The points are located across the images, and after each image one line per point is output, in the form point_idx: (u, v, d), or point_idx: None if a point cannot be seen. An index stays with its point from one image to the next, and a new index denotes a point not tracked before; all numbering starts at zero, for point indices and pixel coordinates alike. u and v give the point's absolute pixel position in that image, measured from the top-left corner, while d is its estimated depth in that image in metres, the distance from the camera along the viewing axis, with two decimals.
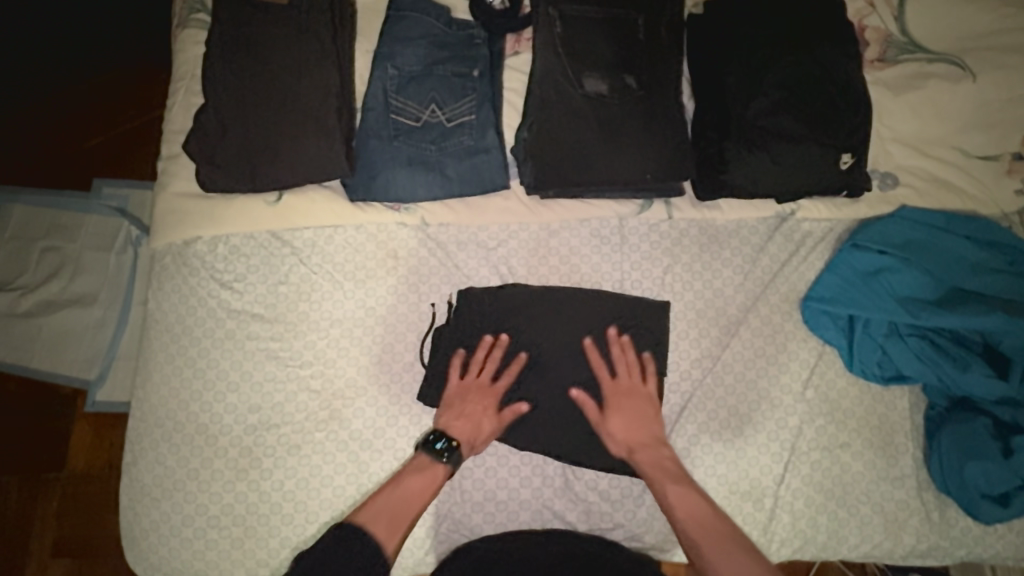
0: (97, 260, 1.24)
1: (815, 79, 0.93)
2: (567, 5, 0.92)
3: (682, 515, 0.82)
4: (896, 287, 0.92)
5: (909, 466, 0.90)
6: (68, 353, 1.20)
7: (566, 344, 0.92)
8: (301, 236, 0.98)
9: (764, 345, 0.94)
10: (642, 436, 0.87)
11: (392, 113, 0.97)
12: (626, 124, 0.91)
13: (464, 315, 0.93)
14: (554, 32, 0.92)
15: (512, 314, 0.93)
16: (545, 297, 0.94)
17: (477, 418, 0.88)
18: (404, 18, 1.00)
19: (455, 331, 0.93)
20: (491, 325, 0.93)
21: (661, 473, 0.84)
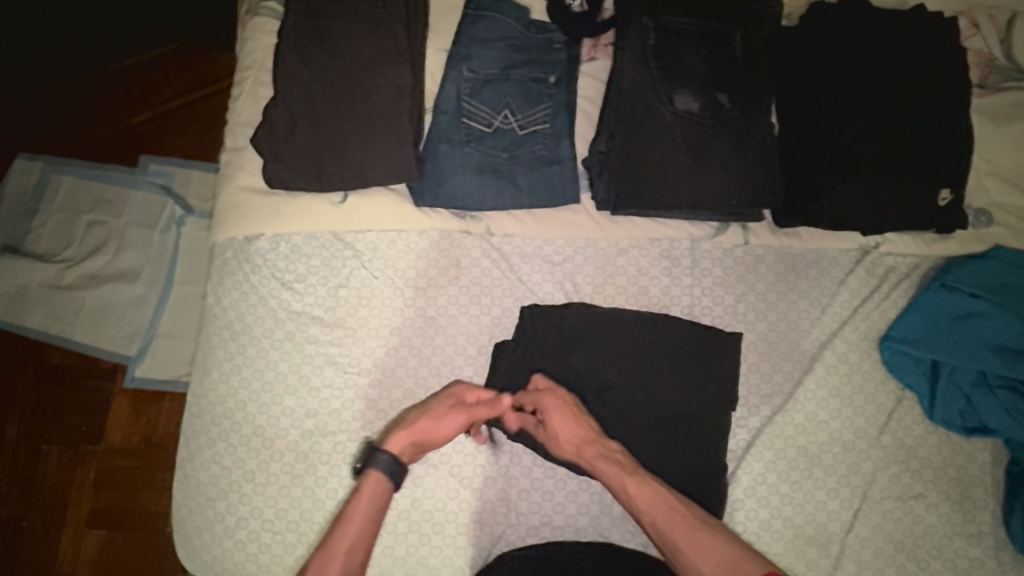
0: (141, 236, 1.23)
1: (916, 107, 0.88)
2: (662, 16, 0.88)
3: (644, 510, 0.77)
4: (989, 334, 0.86)
5: (987, 523, 0.87)
6: (109, 328, 1.18)
7: (632, 369, 0.89)
8: (363, 239, 0.96)
9: (839, 385, 0.90)
10: (583, 431, 0.82)
11: (464, 117, 0.93)
12: (713, 145, 0.86)
13: (529, 332, 0.90)
14: (647, 43, 0.87)
15: (578, 334, 0.90)
16: (614, 319, 0.91)
17: (422, 431, 0.81)
18: (482, 19, 0.97)
19: (518, 348, 0.90)
20: (556, 345, 0.90)
21: (612, 467, 0.80)
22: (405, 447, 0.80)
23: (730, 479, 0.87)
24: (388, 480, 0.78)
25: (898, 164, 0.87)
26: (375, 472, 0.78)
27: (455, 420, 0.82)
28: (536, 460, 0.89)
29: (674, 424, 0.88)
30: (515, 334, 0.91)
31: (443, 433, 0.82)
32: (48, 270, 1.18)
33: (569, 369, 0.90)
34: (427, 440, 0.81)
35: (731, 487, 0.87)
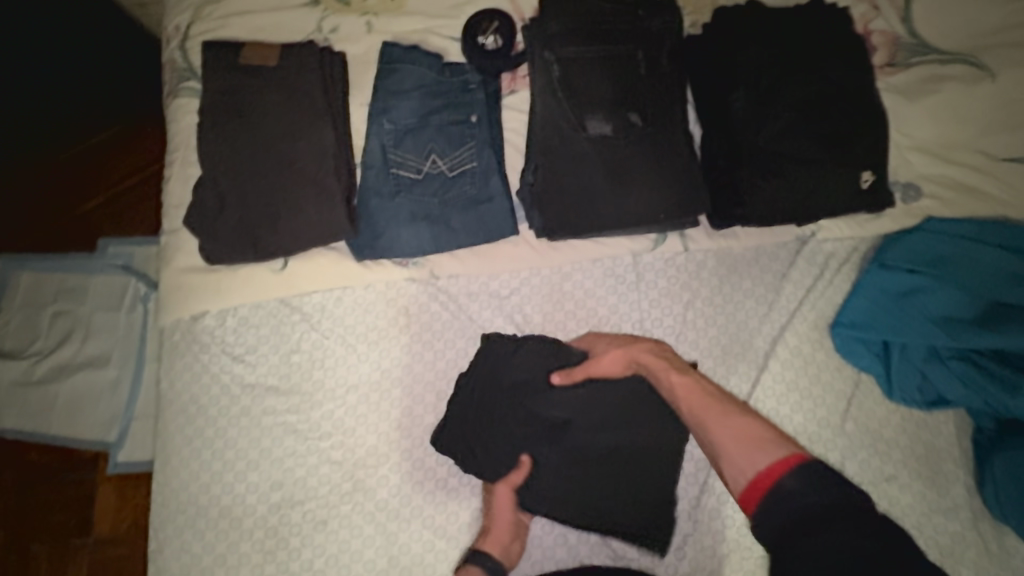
0: (107, 319, 1.21)
1: (824, 97, 0.90)
2: (565, 47, 0.86)
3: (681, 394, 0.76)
4: (931, 308, 0.88)
5: (961, 495, 0.86)
6: (85, 417, 1.17)
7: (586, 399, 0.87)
8: (309, 301, 0.96)
9: (796, 377, 0.90)
10: (636, 350, 0.84)
11: (392, 168, 0.95)
12: (634, 165, 0.85)
13: (462, 383, 0.89)
14: (553, 76, 0.85)
15: (530, 372, 0.88)
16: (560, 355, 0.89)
17: (489, 523, 0.84)
18: (396, 70, 0.98)
19: (467, 396, 0.88)
20: (509, 381, 0.88)
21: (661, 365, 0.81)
22: (490, 540, 0.83)
23: (702, 489, 0.89)
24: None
25: (821, 151, 0.89)
26: (473, 569, 0.80)
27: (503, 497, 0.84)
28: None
29: (636, 454, 0.86)
30: (466, 380, 0.89)
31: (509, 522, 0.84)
32: (15, 367, 1.17)
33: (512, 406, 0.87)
34: (499, 528, 0.83)
35: (704, 497, 0.89)
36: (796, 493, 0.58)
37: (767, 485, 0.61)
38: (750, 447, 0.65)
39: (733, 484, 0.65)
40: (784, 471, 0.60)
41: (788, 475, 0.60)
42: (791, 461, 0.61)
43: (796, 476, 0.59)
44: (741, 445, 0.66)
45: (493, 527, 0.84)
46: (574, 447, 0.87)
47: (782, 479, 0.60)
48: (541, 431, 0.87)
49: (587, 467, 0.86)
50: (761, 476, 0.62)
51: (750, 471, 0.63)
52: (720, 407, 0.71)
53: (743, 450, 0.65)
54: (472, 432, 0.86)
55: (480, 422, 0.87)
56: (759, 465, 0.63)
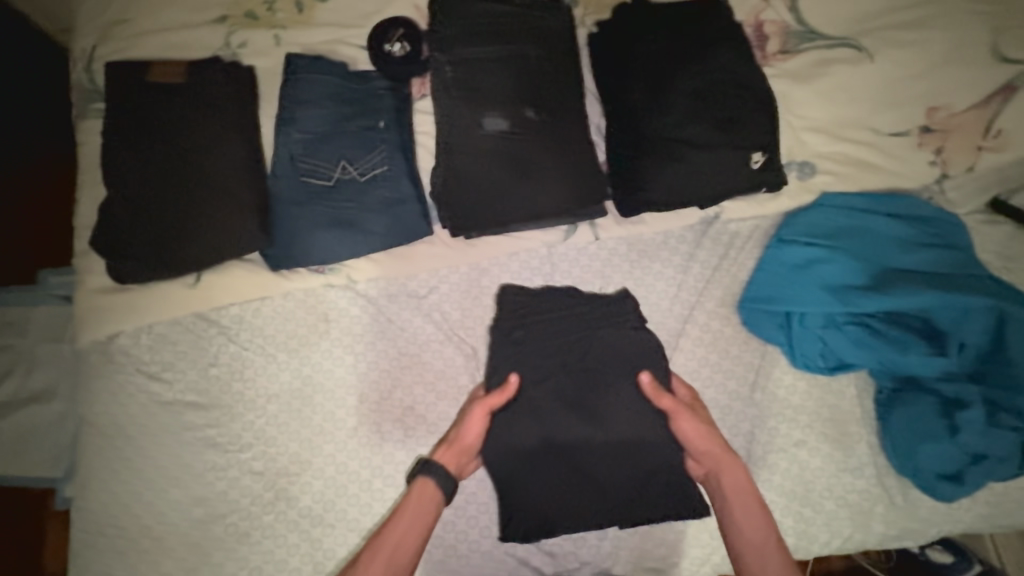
0: (51, 351, 1.12)
1: (714, 85, 0.94)
2: (457, 49, 0.88)
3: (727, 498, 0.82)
4: (828, 277, 0.92)
5: (866, 454, 0.90)
6: (31, 454, 1.08)
7: (597, 374, 0.88)
8: (227, 313, 0.96)
9: (707, 353, 0.94)
10: (712, 446, 0.83)
11: (302, 176, 0.96)
12: (534, 158, 0.87)
13: (535, 322, 0.91)
14: (446, 77, 0.87)
15: (590, 335, 0.90)
16: (624, 336, 0.90)
17: (461, 437, 0.84)
18: (301, 80, 0.99)
19: (541, 334, 0.90)
20: (570, 339, 0.90)
21: (731, 477, 0.82)
22: (454, 453, 0.84)
23: None
24: (440, 489, 0.81)
25: (713, 135, 0.93)
26: (428, 478, 0.81)
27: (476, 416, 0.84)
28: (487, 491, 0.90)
29: (607, 448, 0.85)
30: (525, 310, 0.92)
31: (472, 440, 0.84)
32: None
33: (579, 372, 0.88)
34: (467, 445, 0.84)
35: None
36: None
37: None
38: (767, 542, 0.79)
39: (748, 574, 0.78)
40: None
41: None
42: None
43: None
44: None
45: (462, 442, 0.84)
46: (567, 447, 0.85)
47: None
48: (573, 409, 0.86)
49: (556, 464, 0.85)
50: None
51: None
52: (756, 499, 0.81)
53: None
54: (522, 370, 0.89)
55: (528, 366, 0.89)
56: None
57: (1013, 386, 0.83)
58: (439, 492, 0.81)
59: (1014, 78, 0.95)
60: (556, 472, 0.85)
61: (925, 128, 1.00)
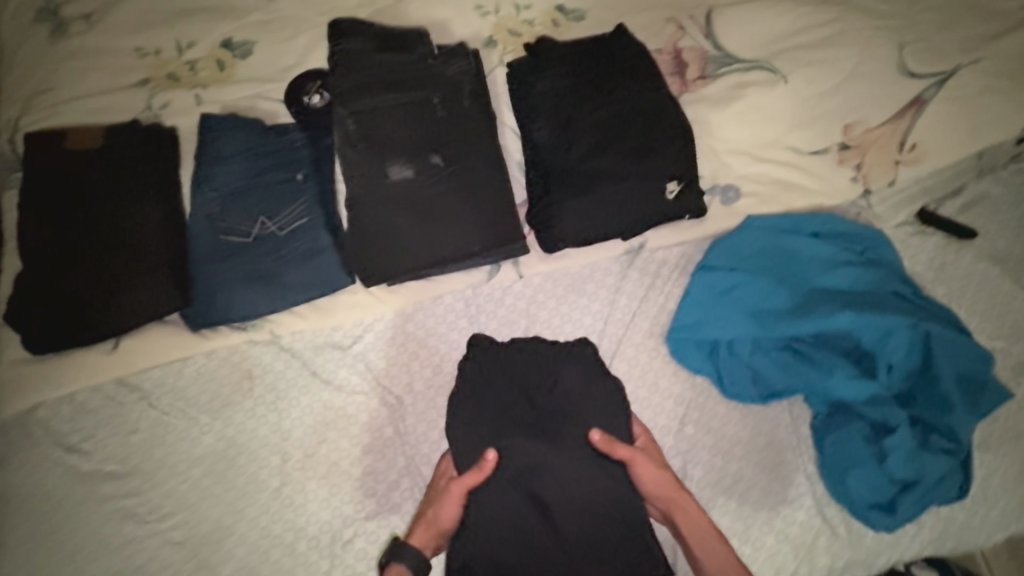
0: None
1: (620, 115, 0.95)
2: (358, 101, 0.89)
3: (695, 545, 0.77)
4: (750, 302, 0.91)
5: (804, 484, 0.86)
6: None
7: (564, 407, 0.87)
8: (149, 377, 0.95)
9: (636, 388, 0.92)
10: (670, 487, 0.80)
11: (221, 234, 0.96)
12: (440, 204, 0.88)
13: (505, 356, 0.90)
14: (349, 129, 0.87)
15: (555, 369, 0.89)
16: (585, 369, 0.89)
17: (436, 513, 0.80)
18: (217, 138, 1.00)
19: (510, 364, 0.90)
20: (532, 369, 0.90)
21: (693, 522, 0.79)
22: (429, 532, 0.80)
23: None
24: (411, 573, 0.77)
25: (623, 165, 0.92)
26: (397, 563, 0.77)
27: (453, 492, 0.80)
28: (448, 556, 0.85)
29: (565, 487, 0.82)
30: (489, 347, 0.91)
31: (450, 522, 0.80)
32: None
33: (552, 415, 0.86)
34: (443, 520, 0.80)
35: None
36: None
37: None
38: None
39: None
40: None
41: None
42: None
43: None
44: None
45: (438, 520, 0.80)
46: (535, 481, 0.82)
47: None
48: (533, 443, 0.84)
49: (522, 501, 0.82)
50: None
51: None
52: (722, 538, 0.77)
53: None
54: (489, 407, 0.87)
55: (497, 412, 0.87)
56: None
57: (939, 403, 0.82)
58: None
59: (922, 91, 0.95)
60: (529, 512, 0.81)
61: (843, 144, 0.99)
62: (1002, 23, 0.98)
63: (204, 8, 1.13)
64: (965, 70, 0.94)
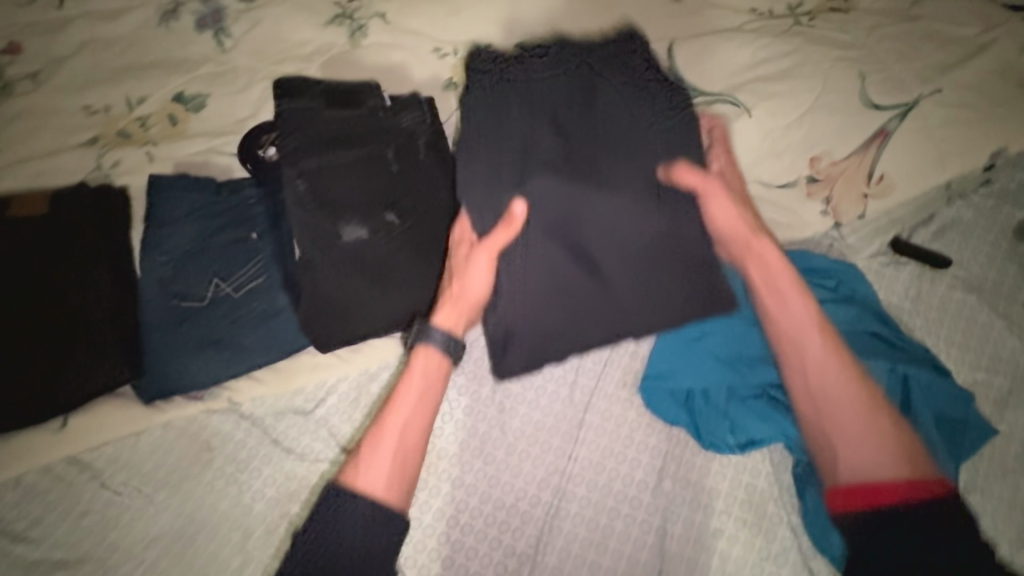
0: None
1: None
2: (307, 160, 0.85)
3: (820, 385, 0.80)
4: (723, 348, 0.90)
5: (788, 537, 0.83)
6: None
7: (629, 157, 0.80)
8: (101, 454, 0.90)
9: (611, 442, 0.89)
10: (795, 303, 0.84)
11: (174, 299, 0.92)
12: (397, 264, 0.85)
13: (524, 94, 0.83)
14: (298, 189, 0.84)
15: (604, 124, 0.81)
16: (631, 132, 0.81)
17: (467, 283, 0.81)
18: (168, 199, 0.96)
19: (531, 98, 0.82)
20: (550, 117, 0.81)
21: (802, 318, 0.83)
22: (457, 303, 0.82)
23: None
24: (440, 351, 0.81)
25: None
26: (427, 347, 0.81)
27: (483, 258, 0.79)
28: (501, 467, 0.88)
29: (591, 224, 0.79)
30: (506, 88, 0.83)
31: (481, 290, 0.81)
32: None
33: (610, 284, 0.82)
34: (471, 292, 0.81)
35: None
36: (920, 515, 0.71)
37: (889, 497, 0.73)
38: (873, 447, 0.76)
39: (837, 474, 0.77)
40: (915, 498, 0.72)
41: (921, 505, 0.71)
42: (943, 489, 0.72)
43: (935, 508, 0.71)
44: (894, 463, 0.74)
45: (466, 289, 0.81)
46: (575, 236, 0.80)
47: (919, 508, 0.71)
48: (579, 260, 0.81)
49: (562, 251, 0.80)
50: (900, 499, 0.72)
51: (874, 480, 0.74)
52: (861, 409, 0.77)
53: (865, 449, 0.76)
54: (504, 141, 0.80)
55: (519, 151, 0.79)
56: (896, 479, 0.73)
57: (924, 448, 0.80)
58: (444, 359, 0.81)
59: (886, 122, 0.93)
60: (563, 263, 0.81)
61: (810, 177, 0.96)
62: (959, 51, 0.97)
63: (153, 62, 1.10)
64: (927, 99, 0.93)
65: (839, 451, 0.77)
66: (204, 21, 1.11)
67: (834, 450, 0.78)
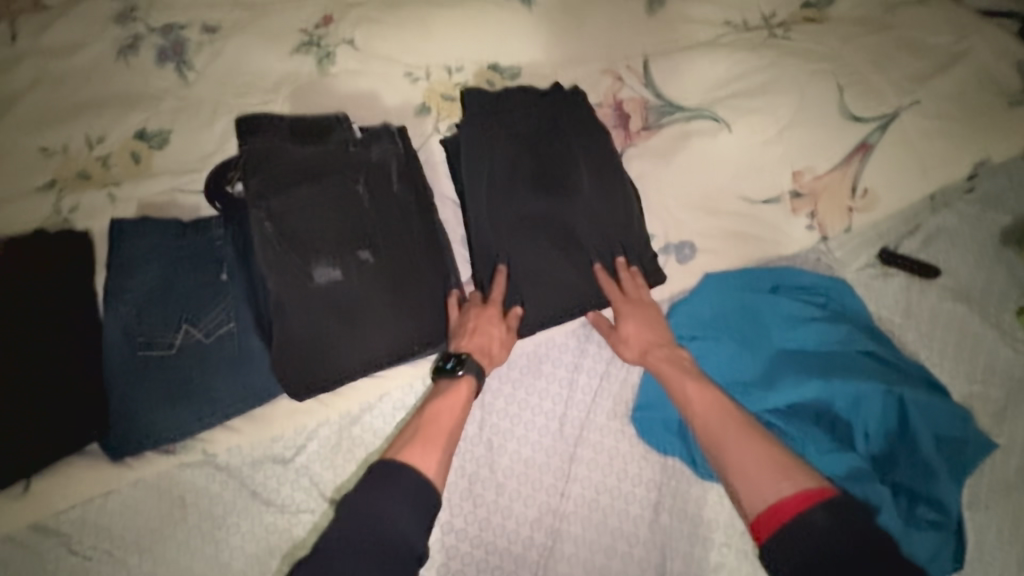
0: None
1: (565, 166, 0.89)
2: (275, 201, 0.82)
3: (697, 411, 0.77)
4: (714, 372, 0.88)
5: None
6: None
7: (586, 170, 0.89)
8: (68, 518, 0.86)
9: (604, 478, 0.86)
10: (660, 349, 0.84)
11: (140, 348, 0.87)
12: (373, 303, 0.82)
13: (511, 108, 0.92)
14: (266, 232, 0.80)
15: (568, 138, 0.90)
16: (588, 145, 0.90)
17: (490, 345, 0.82)
18: (128, 242, 0.91)
19: (515, 113, 0.91)
20: (532, 128, 0.91)
21: (677, 367, 0.82)
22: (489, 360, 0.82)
23: None
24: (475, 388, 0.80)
25: (572, 225, 0.88)
26: (464, 385, 0.79)
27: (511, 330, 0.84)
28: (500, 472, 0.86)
29: (559, 223, 0.87)
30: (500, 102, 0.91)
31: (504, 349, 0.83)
32: None
33: (577, 264, 0.88)
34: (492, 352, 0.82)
35: None
36: (819, 531, 0.60)
37: (790, 517, 0.63)
38: (773, 475, 0.67)
39: (750, 508, 0.67)
40: (809, 504, 0.63)
41: (810, 512, 0.62)
42: (820, 497, 0.63)
43: (826, 512, 0.61)
44: (757, 485, 0.67)
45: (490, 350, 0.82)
46: (551, 228, 0.87)
47: (812, 515, 0.62)
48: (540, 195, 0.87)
49: (530, 230, 0.87)
50: (780, 512, 0.64)
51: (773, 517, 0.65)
52: (755, 437, 0.72)
53: (766, 484, 0.67)
54: (490, 149, 0.89)
55: (505, 159, 0.89)
56: (780, 496, 0.65)
57: (924, 471, 0.79)
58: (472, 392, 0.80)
59: (866, 135, 0.92)
60: (519, 170, 0.88)
61: (793, 192, 0.94)
62: (936, 59, 0.96)
63: (112, 99, 1.05)
64: (906, 111, 0.92)
65: (738, 486, 0.69)
66: (164, 54, 1.07)
67: (717, 454, 0.73)
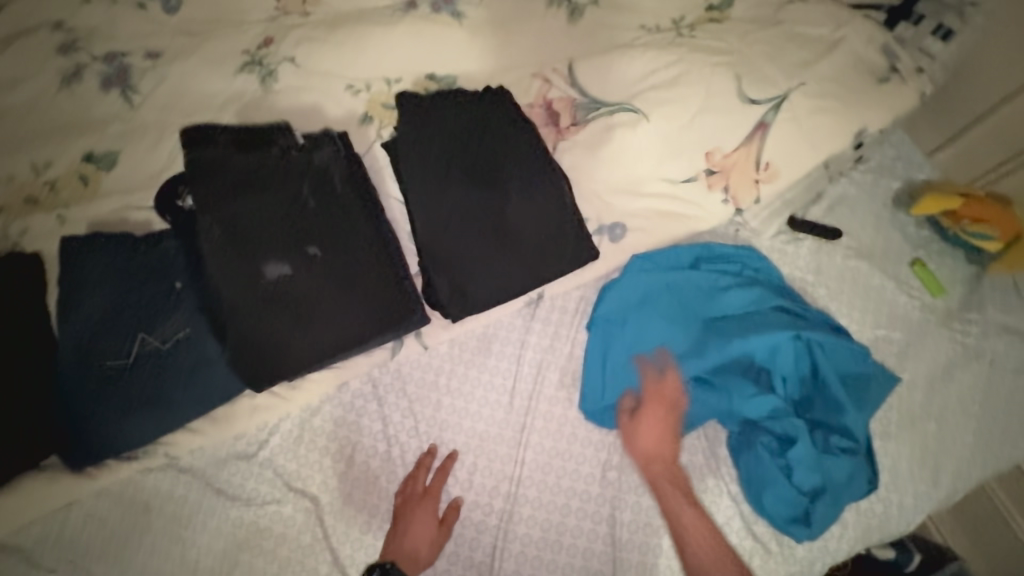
0: None
1: (493, 162, 0.96)
2: (223, 208, 0.87)
3: (675, 505, 0.85)
4: (648, 342, 0.95)
5: (728, 506, 0.90)
6: None
7: (513, 163, 0.96)
8: (30, 533, 0.87)
9: (556, 443, 0.93)
10: (664, 453, 0.88)
11: (94, 361, 0.88)
12: (321, 297, 0.87)
13: (437, 114, 0.98)
14: (215, 237, 0.86)
15: (494, 135, 0.98)
16: (515, 140, 0.97)
17: (419, 534, 0.85)
18: (80, 261, 0.93)
19: (443, 117, 0.98)
20: (462, 129, 0.97)
21: (670, 481, 0.87)
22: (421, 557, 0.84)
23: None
24: None
25: (503, 215, 0.94)
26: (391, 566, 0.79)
27: (431, 503, 0.87)
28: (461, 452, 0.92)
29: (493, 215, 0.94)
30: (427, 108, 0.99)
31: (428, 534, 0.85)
32: None
33: (513, 249, 0.94)
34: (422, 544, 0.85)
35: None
36: None
37: None
38: None
39: None
40: None
41: None
42: None
43: None
44: None
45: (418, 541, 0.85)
46: (488, 218, 0.94)
47: None
48: (476, 190, 0.94)
49: (469, 223, 0.93)
50: None
51: None
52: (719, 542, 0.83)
53: None
54: (424, 152, 0.96)
55: (438, 160, 0.96)
56: None
57: (835, 406, 0.89)
58: None
59: (764, 115, 1.03)
60: (455, 169, 0.95)
61: (708, 171, 1.04)
62: (821, 47, 1.08)
63: (59, 126, 1.08)
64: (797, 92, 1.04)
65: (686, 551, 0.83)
66: (110, 81, 1.11)
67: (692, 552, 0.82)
